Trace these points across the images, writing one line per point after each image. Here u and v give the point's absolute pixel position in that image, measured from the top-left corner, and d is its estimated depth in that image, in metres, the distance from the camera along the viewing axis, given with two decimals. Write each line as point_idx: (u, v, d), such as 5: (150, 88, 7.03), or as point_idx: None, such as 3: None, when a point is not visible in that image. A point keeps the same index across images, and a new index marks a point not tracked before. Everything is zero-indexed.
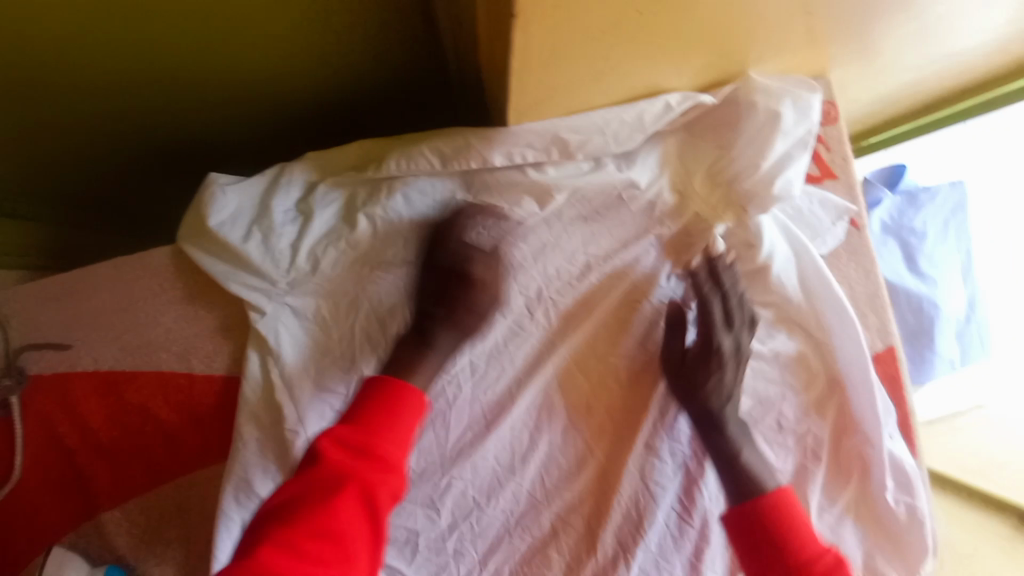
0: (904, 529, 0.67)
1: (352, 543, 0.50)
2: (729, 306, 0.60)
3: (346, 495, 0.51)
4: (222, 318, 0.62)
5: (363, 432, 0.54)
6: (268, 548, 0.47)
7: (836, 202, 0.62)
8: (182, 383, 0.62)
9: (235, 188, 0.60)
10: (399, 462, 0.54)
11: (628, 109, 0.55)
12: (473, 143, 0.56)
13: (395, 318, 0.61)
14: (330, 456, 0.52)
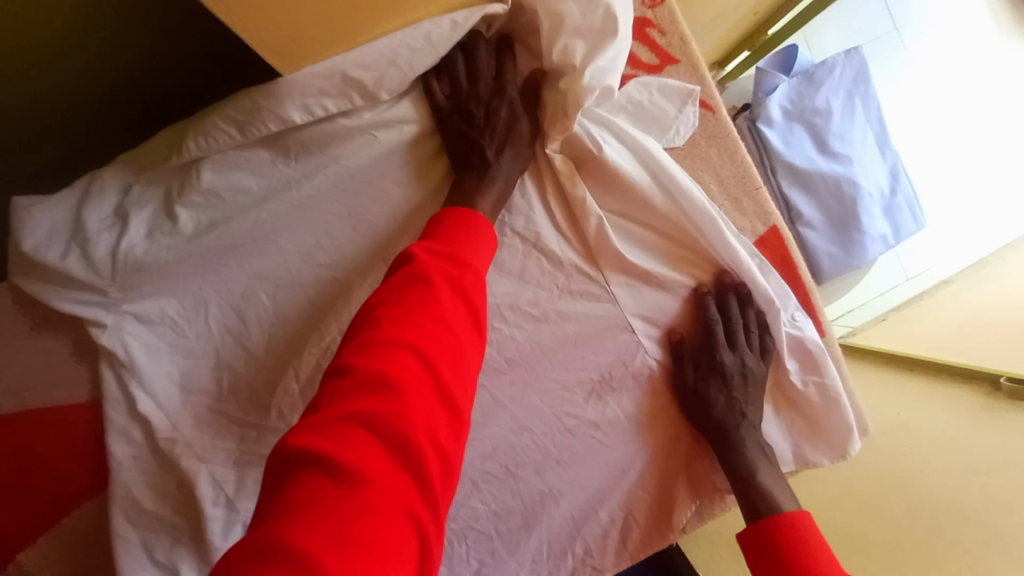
0: (824, 409, 0.64)
1: (467, 334, 0.46)
2: (738, 332, 0.62)
3: (443, 287, 0.46)
4: (75, 342, 0.60)
5: (449, 235, 0.50)
6: (384, 344, 0.41)
7: (675, 87, 0.60)
8: (49, 419, 0.60)
9: (48, 207, 0.57)
10: (483, 267, 0.51)
11: (411, 31, 0.53)
12: (261, 104, 0.52)
13: (249, 303, 0.59)
14: (429, 261, 0.47)
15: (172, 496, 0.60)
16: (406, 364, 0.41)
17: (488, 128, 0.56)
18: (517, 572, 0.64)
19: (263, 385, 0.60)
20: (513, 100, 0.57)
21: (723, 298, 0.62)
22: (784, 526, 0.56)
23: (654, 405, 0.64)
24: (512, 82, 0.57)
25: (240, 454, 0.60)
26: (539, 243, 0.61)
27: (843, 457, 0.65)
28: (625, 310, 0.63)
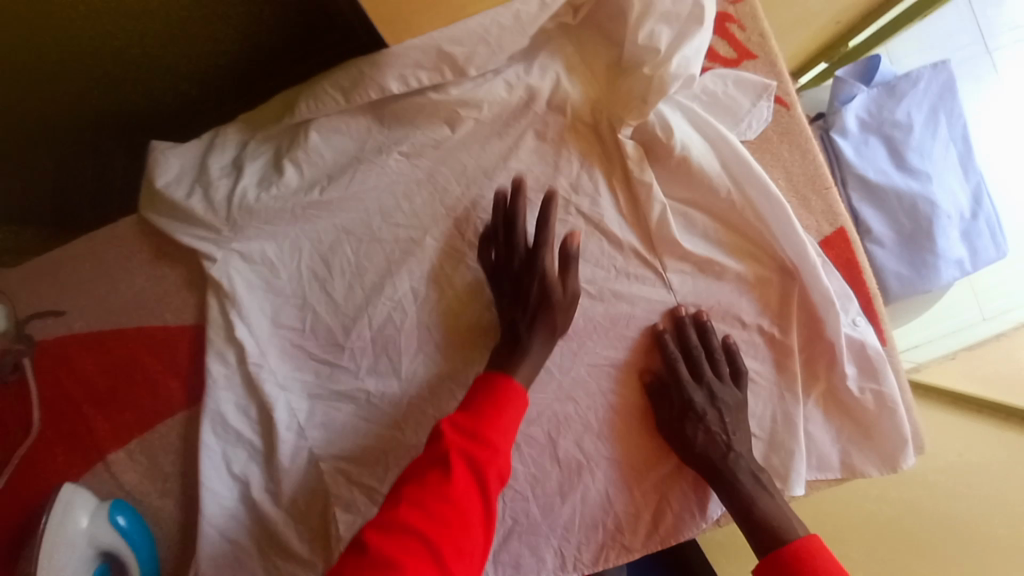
0: (874, 416, 0.63)
1: (468, 497, 0.50)
2: (702, 363, 0.62)
3: (461, 474, 0.50)
4: (188, 272, 0.69)
5: (475, 411, 0.54)
6: (401, 528, 0.46)
7: (752, 80, 0.62)
8: (160, 336, 0.70)
9: (181, 153, 0.67)
10: (508, 443, 0.54)
11: (504, 10, 0.57)
12: (365, 73, 0.59)
13: (335, 253, 0.65)
14: (453, 444, 0.52)
15: (251, 417, 0.67)
16: (411, 548, 0.45)
17: (530, 316, 0.60)
18: (549, 537, 0.66)
19: (338, 327, 0.66)
20: (544, 268, 0.61)
21: (687, 330, 0.63)
22: (795, 560, 0.52)
23: None
24: (544, 250, 0.60)
25: (313, 387, 0.67)
26: (600, 220, 0.64)
27: (893, 469, 0.63)
28: (679, 295, 0.64)
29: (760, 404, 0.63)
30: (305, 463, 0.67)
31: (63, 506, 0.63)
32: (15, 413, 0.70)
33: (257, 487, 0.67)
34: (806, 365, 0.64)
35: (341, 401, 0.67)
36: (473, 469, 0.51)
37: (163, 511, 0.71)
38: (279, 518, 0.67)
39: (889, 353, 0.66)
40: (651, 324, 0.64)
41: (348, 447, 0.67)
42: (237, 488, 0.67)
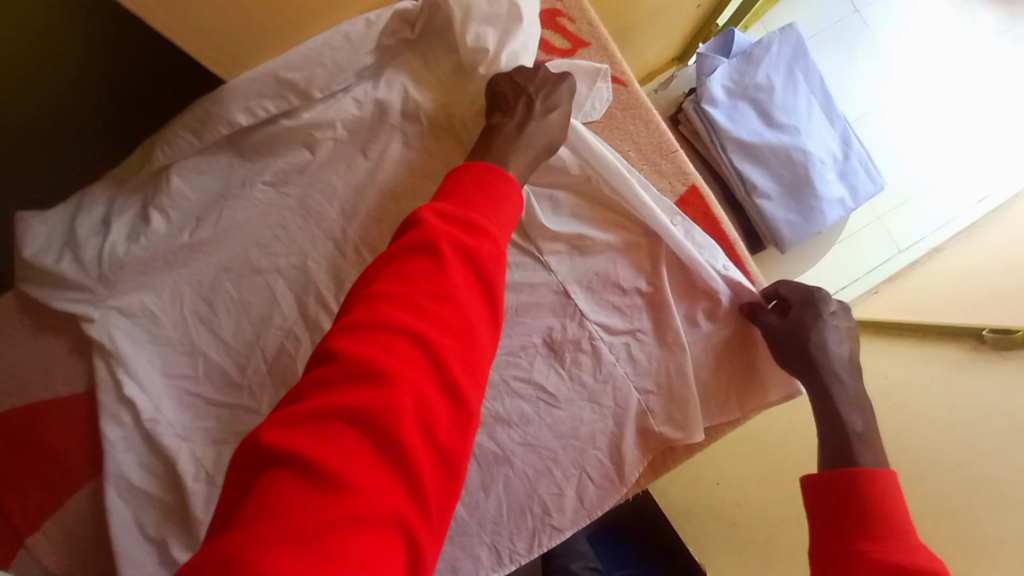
0: (747, 350, 0.68)
1: (462, 281, 0.44)
2: (788, 297, 0.64)
3: (453, 265, 0.45)
4: (72, 339, 0.69)
5: (472, 194, 0.50)
6: (383, 323, 0.41)
7: (585, 65, 0.65)
8: (52, 409, 0.68)
9: (50, 218, 0.66)
10: (506, 234, 0.49)
11: (332, 33, 0.61)
12: (211, 110, 0.61)
13: (217, 292, 0.65)
14: (426, 219, 0.46)
15: (158, 474, 0.65)
16: (402, 348, 0.40)
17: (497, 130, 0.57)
18: (479, 535, 0.66)
19: (231, 367, 0.66)
20: (526, 108, 0.58)
21: (776, 286, 0.66)
22: (879, 487, 0.53)
23: (598, 362, 0.66)
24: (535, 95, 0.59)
25: (218, 431, 0.66)
26: None
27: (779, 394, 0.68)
28: (562, 272, 0.67)
29: (656, 364, 0.67)
30: None
31: None
32: None
33: (175, 546, 0.65)
34: (685, 314, 0.67)
35: None
36: (469, 261, 0.45)
37: None
38: None
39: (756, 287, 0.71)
40: (537, 306, 0.67)
41: None
42: (155, 551, 0.65)
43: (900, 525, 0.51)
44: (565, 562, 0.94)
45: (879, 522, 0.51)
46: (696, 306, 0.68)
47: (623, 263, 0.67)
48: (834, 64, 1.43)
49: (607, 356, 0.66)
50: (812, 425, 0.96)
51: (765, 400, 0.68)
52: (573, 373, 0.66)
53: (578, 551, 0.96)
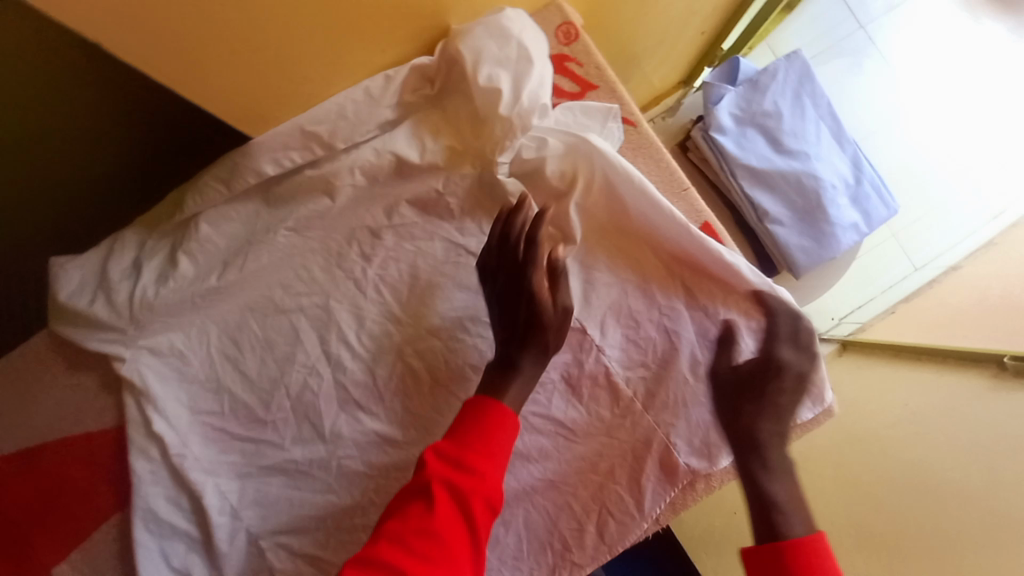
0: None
1: (455, 525, 0.49)
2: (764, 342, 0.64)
3: (448, 514, 0.49)
4: (103, 376, 0.71)
5: (474, 433, 0.53)
6: (377, 559, 0.47)
7: (596, 105, 0.67)
8: (83, 443, 0.70)
9: (83, 262, 0.69)
10: (502, 473, 0.52)
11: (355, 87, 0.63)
12: (239, 163, 0.62)
13: (243, 332, 0.68)
14: (428, 462, 0.51)
15: (185, 509, 0.67)
16: None
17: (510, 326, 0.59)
18: (500, 571, 0.66)
19: (256, 405, 0.68)
20: (534, 285, 0.59)
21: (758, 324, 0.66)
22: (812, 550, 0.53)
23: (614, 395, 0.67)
24: (538, 264, 0.59)
25: (245, 466, 0.68)
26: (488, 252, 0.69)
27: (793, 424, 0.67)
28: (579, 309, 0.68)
29: (672, 400, 0.67)
30: (246, 544, 0.67)
31: None
32: None
33: None
34: (707, 351, 0.67)
35: (271, 475, 0.68)
36: (461, 506, 0.49)
37: None
38: None
39: None
40: None
41: (285, 520, 0.67)
42: None
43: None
44: None
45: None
46: (716, 338, 0.66)
47: (638, 300, 0.68)
48: (839, 82, 1.44)
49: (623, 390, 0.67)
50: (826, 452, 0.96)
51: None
52: (591, 409, 0.68)
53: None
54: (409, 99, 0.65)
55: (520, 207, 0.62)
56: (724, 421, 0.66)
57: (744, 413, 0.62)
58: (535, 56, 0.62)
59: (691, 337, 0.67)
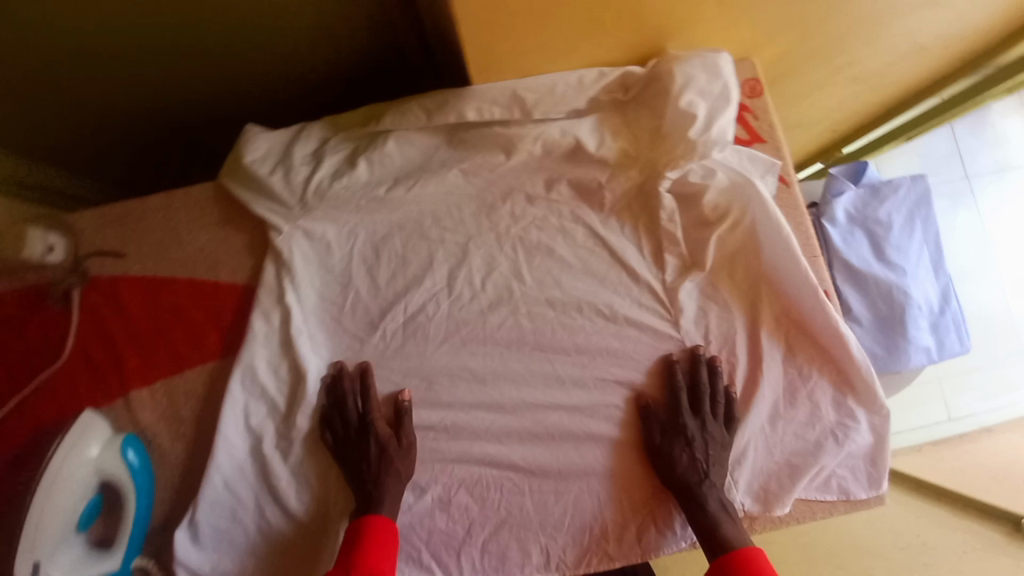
0: (841, 452, 0.71)
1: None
2: (705, 400, 0.70)
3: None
4: (251, 239, 0.76)
5: (360, 546, 0.64)
6: None
7: (764, 157, 0.73)
8: (209, 289, 0.75)
9: (272, 135, 0.76)
10: None
11: (570, 73, 0.69)
12: (451, 99, 0.70)
13: (386, 244, 0.76)
14: None
15: (280, 379, 0.72)
16: None
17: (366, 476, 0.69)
18: (537, 534, 0.72)
19: (375, 309, 0.75)
20: (381, 437, 0.70)
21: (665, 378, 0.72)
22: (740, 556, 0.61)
23: None
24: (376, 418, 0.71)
25: (348, 361, 0.74)
26: (622, 248, 0.74)
27: (845, 497, 0.71)
28: (688, 327, 0.73)
29: (743, 438, 0.71)
30: (315, 432, 0.72)
31: (78, 432, 0.68)
32: (50, 337, 0.76)
33: (271, 443, 0.71)
34: (788, 407, 0.73)
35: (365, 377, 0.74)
36: None
37: (170, 452, 0.74)
38: (288, 476, 0.71)
39: (871, 411, 0.72)
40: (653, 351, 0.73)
41: None
42: (251, 441, 0.72)
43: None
44: None
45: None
46: (797, 395, 0.73)
47: (741, 340, 0.73)
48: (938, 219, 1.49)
49: None
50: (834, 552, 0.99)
51: (830, 503, 0.72)
52: None
53: None
54: (604, 98, 0.72)
55: (371, 396, 0.72)
56: (787, 474, 0.71)
57: (707, 431, 0.69)
58: (734, 97, 0.68)
59: (778, 387, 0.73)
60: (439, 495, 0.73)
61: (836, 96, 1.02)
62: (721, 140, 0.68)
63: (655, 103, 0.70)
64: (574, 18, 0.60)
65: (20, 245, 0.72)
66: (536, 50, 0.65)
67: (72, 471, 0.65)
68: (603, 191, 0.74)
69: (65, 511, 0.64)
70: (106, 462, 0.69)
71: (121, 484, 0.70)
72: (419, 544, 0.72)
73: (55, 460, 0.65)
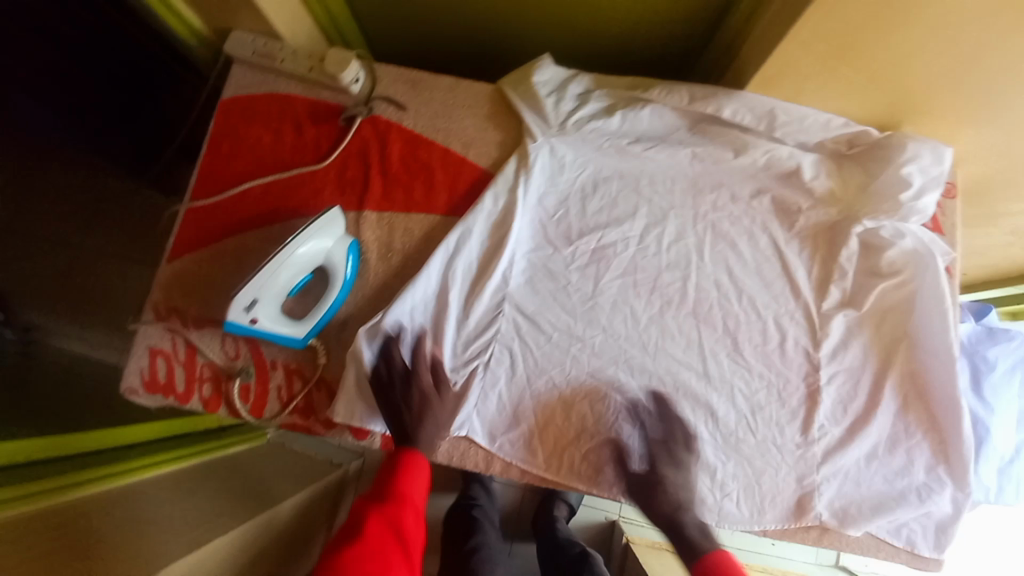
0: (922, 509, 0.79)
1: (389, 543, 0.64)
2: (671, 431, 0.80)
3: (382, 531, 0.66)
4: (503, 137, 0.92)
5: (385, 480, 0.73)
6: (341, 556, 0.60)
7: (943, 247, 0.84)
8: (456, 162, 0.91)
9: (556, 67, 0.91)
10: (414, 496, 0.72)
11: (822, 114, 0.84)
12: (718, 95, 0.84)
13: (604, 183, 0.90)
14: (358, 509, 0.69)
15: (482, 248, 0.88)
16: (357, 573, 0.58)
17: (398, 416, 0.78)
18: (633, 464, 0.80)
19: (575, 229, 0.89)
20: (422, 385, 0.80)
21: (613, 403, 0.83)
22: (702, 557, 0.67)
23: (809, 416, 0.82)
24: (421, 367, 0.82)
25: (541, 259, 0.88)
26: (793, 267, 0.87)
27: (910, 547, 0.80)
28: (830, 354, 0.84)
29: (842, 461, 0.80)
30: (494, 301, 0.86)
31: (328, 219, 0.81)
32: (318, 142, 0.92)
33: (456, 291, 0.86)
34: (886, 452, 0.81)
35: (548, 275, 0.88)
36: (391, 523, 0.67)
37: (373, 266, 0.88)
38: (456, 321, 0.85)
39: (960, 488, 0.80)
40: (789, 358, 0.84)
41: (536, 307, 0.87)
42: (441, 281, 0.86)
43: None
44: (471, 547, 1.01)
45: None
46: (899, 445, 0.82)
47: (865, 380, 0.84)
48: None
49: (819, 419, 0.82)
50: None
51: (895, 547, 0.80)
52: (778, 419, 0.82)
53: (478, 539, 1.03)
54: (829, 146, 0.87)
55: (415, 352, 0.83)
56: (870, 505, 0.79)
57: (675, 465, 0.78)
58: (943, 184, 0.83)
59: (883, 435, 0.82)
60: (564, 397, 0.83)
61: (995, 236, 1.13)
62: (920, 211, 0.83)
63: (873, 163, 0.85)
64: (858, 64, 0.77)
65: (345, 68, 0.86)
66: (812, 78, 0.81)
67: (314, 245, 0.79)
68: (797, 216, 0.89)
69: (299, 267, 0.78)
70: (331, 254, 0.82)
71: (330, 277, 0.83)
72: (532, 427, 0.82)
73: (303, 235, 0.77)
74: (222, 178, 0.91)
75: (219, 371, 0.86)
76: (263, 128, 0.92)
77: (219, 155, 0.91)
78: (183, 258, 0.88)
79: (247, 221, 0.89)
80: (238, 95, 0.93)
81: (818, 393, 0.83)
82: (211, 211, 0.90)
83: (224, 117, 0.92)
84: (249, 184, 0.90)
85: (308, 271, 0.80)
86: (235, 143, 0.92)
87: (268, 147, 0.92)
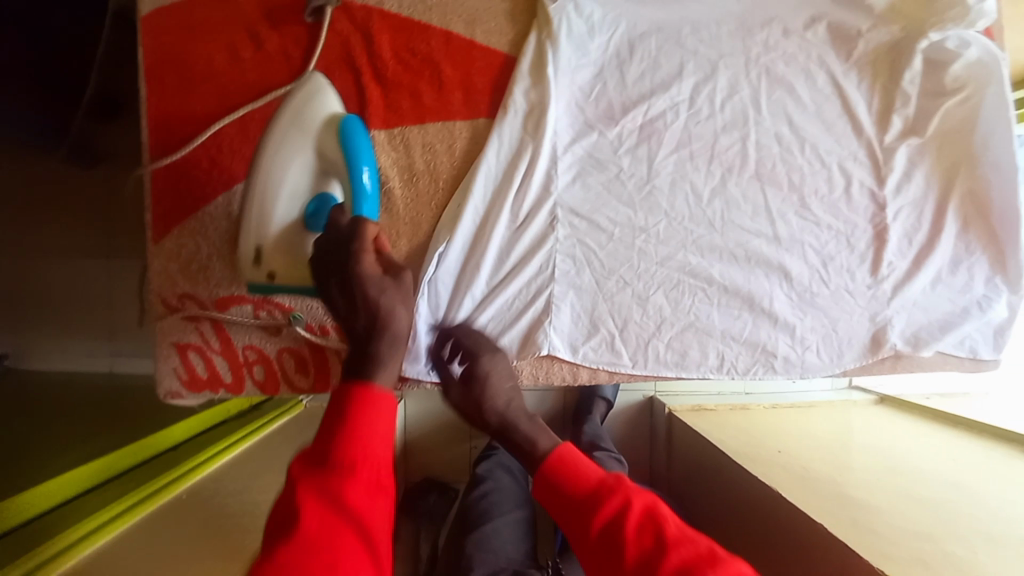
0: (983, 318, 0.84)
1: (345, 531, 0.47)
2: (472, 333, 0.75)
3: (314, 505, 0.47)
4: (512, 6, 0.76)
5: (334, 429, 0.51)
6: None
7: (991, 49, 0.77)
8: (463, 47, 0.75)
9: None
10: (377, 450, 0.51)
11: None
12: None
13: (641, 42, 0.77)
14: (291, 481, 0.50)
15: (516, 150, 0.76)
16: None
17: (348, 306, 0.61)
18: (717, 340, 0.80)
19: (617, 105, 0.78)
20: (361, 267, 0.61)
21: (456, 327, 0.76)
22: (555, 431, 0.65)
23: (878, 256, 0.81)
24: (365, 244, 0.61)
25: (587, 149, 0.78)
26: (852, 103, 0.80)
27: (973, 355, 0.85)
28: (895, 188, 0.81)
29: (914, 289, 0.82)
30: (548, 208, 0.77)
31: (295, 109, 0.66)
32: (287, 53, 0.73)
33: (507, 204, 0.76)
34: (950, 274, 0.83)
35: (597, 166, 0.78)
36: (340, 505, 0.47)
37: (396, 194, 0.76)
38: (508, 237, 0.76)
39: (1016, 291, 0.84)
40: (852, 202, 0.81)
41: (591, 204, 0.78)
42: (489, 200, 0.76)
43: (594, 470, 0.59)
44: (476, 488, 1.00)
45: (604, 487, 0.56)
46: (962, 266, 0.83)
47: (929, 210, 0.82)
48: None
49: (888, 257, 0.81)
50: (877, 439, 1.15)
51: (959, 359, 0.85)
52: (849, 266, 0.81)
53: (481, 478, 1.02)
54: None
55: (355, 225, 0.62)
56: (938, 327, 0.83)
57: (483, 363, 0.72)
58: None
59: (947, 257, 0.83)
60: (639, 292, 0.79)
61: None
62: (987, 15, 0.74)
63: None
64: None
65: None
66: None
67: (288, 150, 0.64)
68: (855, 44, 0.79)
69: (283, 181, 0.64)
70: (327, 156, 0.66)
71: (338, 181, 0.68)
72: (612, 328, 0.79)
73: (276, 141, 0.64)
74: (180, 124, 0.73)
75: (266, 351, 0.79)
76: (210, 46, 0.72)
77: (164, 95, 0.72)
78: (172, 233, 0.75)
79: (234, 171, 0.74)
80: (162, 5, 0.71)
81: (886, 232, 0.81)
82: (183, 169, 0.74)
83: (151, 41, 0.71)
84: (218, 124, 0.72)
85: (313, 188, 0.67)
86: (182, 74, 0.72)
87: (225, 71, 0.73)
